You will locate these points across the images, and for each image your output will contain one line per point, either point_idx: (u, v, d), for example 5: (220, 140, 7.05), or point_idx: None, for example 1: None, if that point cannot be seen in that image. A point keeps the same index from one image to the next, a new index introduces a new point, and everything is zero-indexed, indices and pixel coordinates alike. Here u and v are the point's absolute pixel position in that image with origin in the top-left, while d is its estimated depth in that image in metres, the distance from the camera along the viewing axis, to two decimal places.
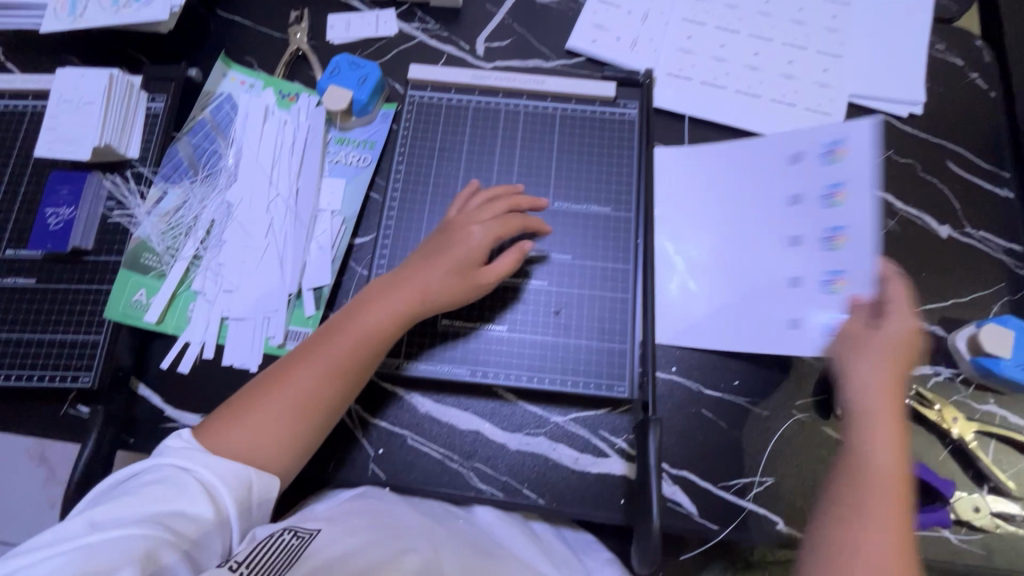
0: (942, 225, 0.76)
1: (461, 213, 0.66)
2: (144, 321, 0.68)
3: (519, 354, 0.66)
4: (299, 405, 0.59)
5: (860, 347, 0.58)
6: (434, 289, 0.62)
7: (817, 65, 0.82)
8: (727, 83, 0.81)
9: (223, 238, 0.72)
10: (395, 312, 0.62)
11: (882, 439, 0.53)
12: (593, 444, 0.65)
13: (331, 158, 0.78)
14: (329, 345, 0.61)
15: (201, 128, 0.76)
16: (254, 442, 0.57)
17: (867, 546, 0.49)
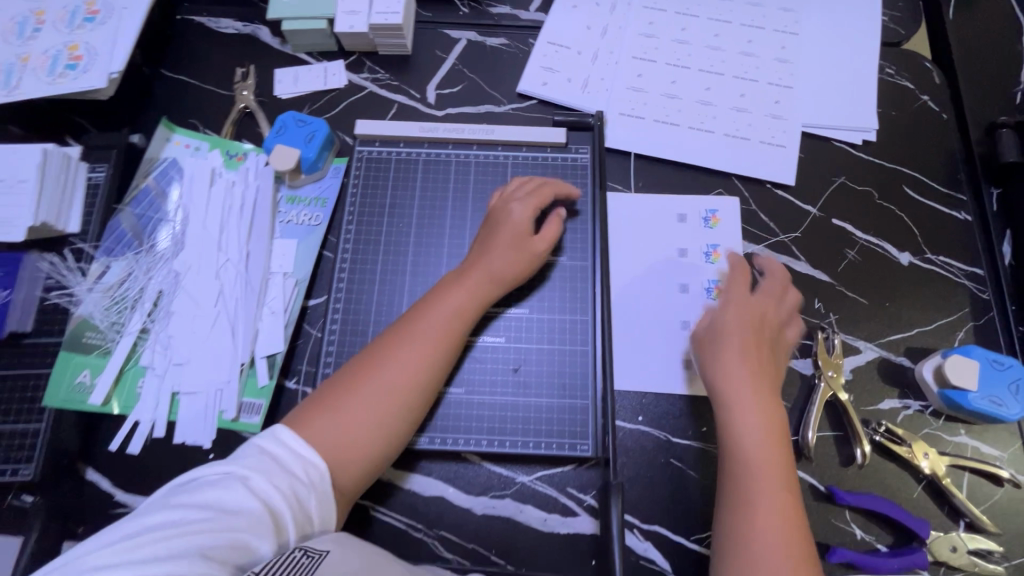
0: (903, 252, 0.75)
1: (506, 199, 0.69)
2: (89, 404, 0.66)
3: (479, 417, 0.63)
4: (391, 390, 0.57)
5: (714, 339, 0.65)
6: (503, 265, 0.64)
7: (769, 96, 0.82)
8: (679, 119, 0.81)
9: (172, 309, 0.70)
10: (467, 292, 0.63)
11: (750, 415, 0.58)
12: (562, 503, 0.62)
13: (282, 218, 0.76)
14: (413, 325, 0.61)
15: (145, 196, 0.74)
16: (348, 425, 0.55)
17: (757, 519, 0.53)
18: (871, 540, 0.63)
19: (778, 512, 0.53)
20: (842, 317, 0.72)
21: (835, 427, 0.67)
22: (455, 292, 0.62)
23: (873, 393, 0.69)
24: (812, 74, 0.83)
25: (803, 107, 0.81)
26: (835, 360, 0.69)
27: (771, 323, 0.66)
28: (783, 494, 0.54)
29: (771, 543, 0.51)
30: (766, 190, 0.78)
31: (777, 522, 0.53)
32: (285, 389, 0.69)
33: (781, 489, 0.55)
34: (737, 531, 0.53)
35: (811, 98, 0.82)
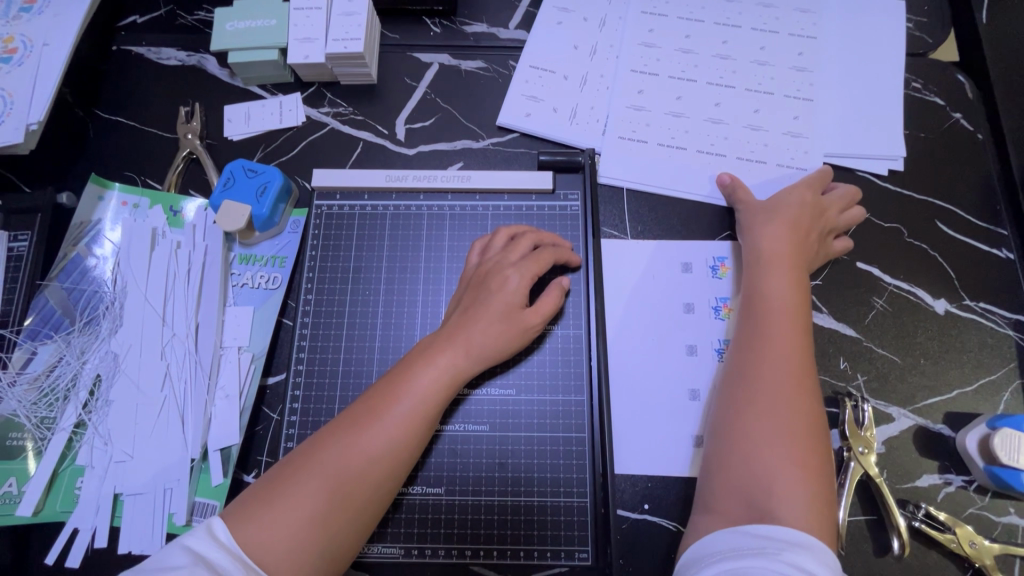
0: (938, 298, 0.66)
1: (499, 254, 0.60)
2: (17, 516, 0.58)
3: (462, 523, 0.56)
4: (338, 482, 0.48)
5: (754, 227, 0.62)
6: (485, 341, 0.55)
7: (784, 119, 0.72)
8: (684, 151, 0.70)
9: (111, 397, 0.62)
10: (443, 370, 0.53)
11: (779, 315, 0.55)
12: None
13: (236, 282, 0.67)
14: (373, 409, 0.51)
15: (75, 266, 0.65)
16: (282, 526, 0.46)
17: (762, 422, 0.49)
18: None
19: (793, 422, 0.49)
20: (870, 379, 0.63)
21: (867, 510, 0.59)
22: (425, 372, 0.53)
23: (908, 468, 0.60)
24: (832, 93, 0.73)
25: (824, 131, 0.71)
26: (866, 435, 0.60)
27: (817, 191, 0.65)
28: (797, 398, 0.50)
29: (777, 447, 0.48)
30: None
31: (787, 431, 0.48)
32: (244, 484, 0.61)
33: (798, 393, 0.50)
34: (744, 433, 0.49)
35: (832, 121, 0.72)
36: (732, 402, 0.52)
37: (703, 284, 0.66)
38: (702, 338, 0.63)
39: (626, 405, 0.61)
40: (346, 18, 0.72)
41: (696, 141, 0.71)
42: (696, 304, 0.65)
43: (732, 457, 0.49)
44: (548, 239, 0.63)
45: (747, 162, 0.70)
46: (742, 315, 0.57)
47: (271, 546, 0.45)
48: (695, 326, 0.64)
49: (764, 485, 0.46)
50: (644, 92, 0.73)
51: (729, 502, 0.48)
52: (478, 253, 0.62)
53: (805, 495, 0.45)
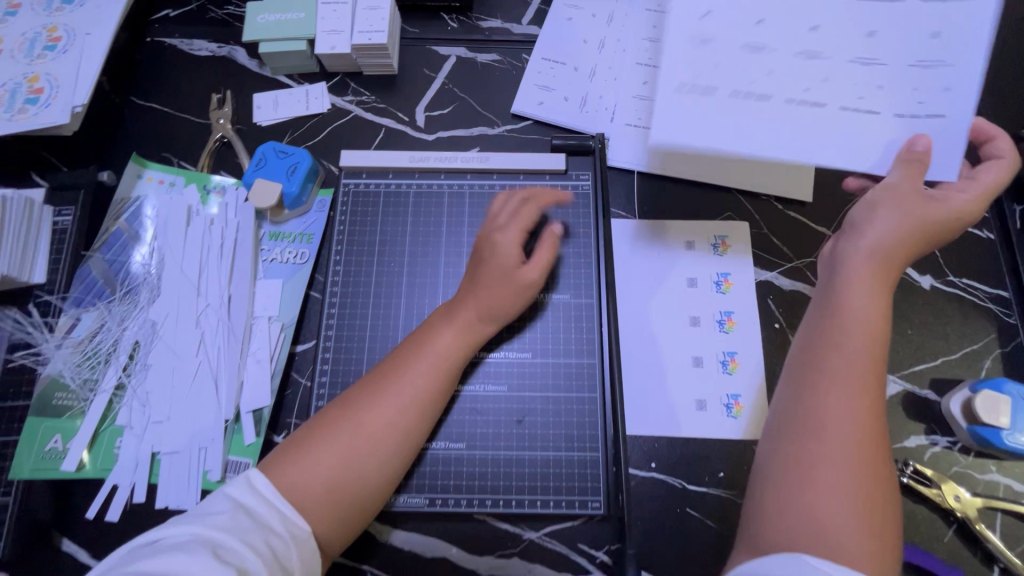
0: (925, 275, 0.71)
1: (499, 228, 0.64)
2: (61, 471, 0.61)
3: (481, 475, 0.60)
4: (364, 435, 0.52)
5: (866, 222, 0.54)
6: (495, 306, 0.59)
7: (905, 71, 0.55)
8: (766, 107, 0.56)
9: (149, 361, 0.65)
10: (460, 333, 0.58)
11: (871, 351, 0.49)
12: (573, 561, 0.60)
13: (266, 257, 0.71)
14: (395, 373, 0.55)
15: (116, 240, 0.68)
16: (312, 477, 0.49)
17: (840, 466, 0.45)
18: None
19: (869, 473, 0.45)
20: None
21: None
22: (443, 337, 0.57)
23: (897, 430, 0.65)
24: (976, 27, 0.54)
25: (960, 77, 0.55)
26: None
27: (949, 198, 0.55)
28: (875, 409, 0.47)
29: (848, 460, 0.45)
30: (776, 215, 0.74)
31: (859, 480, 0.44)
32: (274, 444, 0.65)
33: (876, 405, 0.47)
34: (816, 440, 0.46)
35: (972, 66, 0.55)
36: (801, 409, 0.48)
37: (704, 261, 0.71)
38: (703, 309, 0.69)
39: (633, 370, 0.66)
40: (371, 12, 0.77)
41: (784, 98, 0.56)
42: (699, 279, 0.69)
43: (794, 491, 0.45)
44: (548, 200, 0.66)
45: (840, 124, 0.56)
46: (820, 330, 0.51)
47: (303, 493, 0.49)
48: (696, 299, 0.69)
49: (820, 526, 0.43)
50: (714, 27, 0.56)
51: (780, 530, 0.44)
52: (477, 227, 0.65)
53: (865, 546, 0.42)
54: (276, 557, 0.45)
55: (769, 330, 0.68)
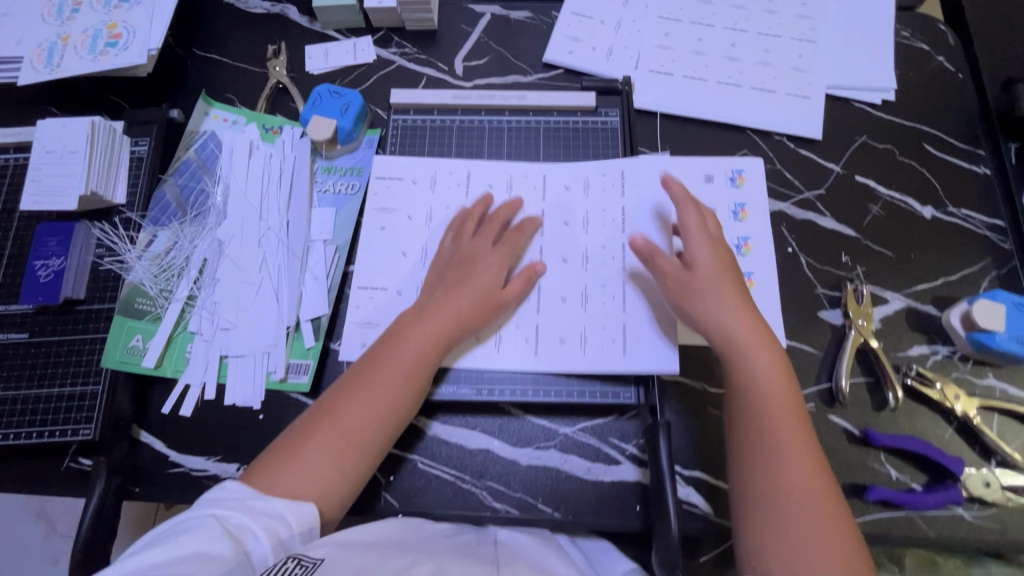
0: (926, 206, 0.77)
1: (458, 232, 0.69)
2: (142, 366, 0.67)
3: (526, 371, 0.67)
4: (350, 436, 0.57)
5: (750, 359, 0.59)
6: (468, 312, 0.64)
7: (611, 230, 0.70)
8: (610, 316, 0.67)
9: (217, 276, 0.72)
10: (429, 338, 0.62)
11: (779, 410, 0.57)
12: (605, 453, 0.66)
13: (320, 188, 0.78)
14: (365, 382, 0.59)
15: (187, 168, 0.76)
16: (307, 477, 0.54)
17: (803, 513, 0.52)
18: (905, 479, 0.65)
19: (820, 499, 0.52)
20: (869, 270, 0.74)
21: (867, 373, 0.69)
22: (412, 340, 0.62)
23: (902, 340, 0.71)
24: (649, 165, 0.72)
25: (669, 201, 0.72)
26: (865, 309, 0.71)
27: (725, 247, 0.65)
28: (812, 457, 0.55)
29: (815, 517, 0.52)
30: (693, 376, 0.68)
31: (824, 530, 0.51)
32: (331, 350, 0.71)
33: (804, 445, 0.55)
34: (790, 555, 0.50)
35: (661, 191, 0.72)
36: (761, 475, 0.54)
37: (723, 192, 0.77)
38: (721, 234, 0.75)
39: None
40: None
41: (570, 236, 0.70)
42: (718, 208, 0.76)
43: (771, 540, 0.51)
44: (506, 212, 0.70)
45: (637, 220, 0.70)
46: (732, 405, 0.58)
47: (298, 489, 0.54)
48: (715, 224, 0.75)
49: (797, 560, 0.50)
50: (445, 174, 0.74)
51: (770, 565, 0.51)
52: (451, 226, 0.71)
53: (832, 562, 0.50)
54: (268, 519, 0.50)
55: (782, 254, 0.75)
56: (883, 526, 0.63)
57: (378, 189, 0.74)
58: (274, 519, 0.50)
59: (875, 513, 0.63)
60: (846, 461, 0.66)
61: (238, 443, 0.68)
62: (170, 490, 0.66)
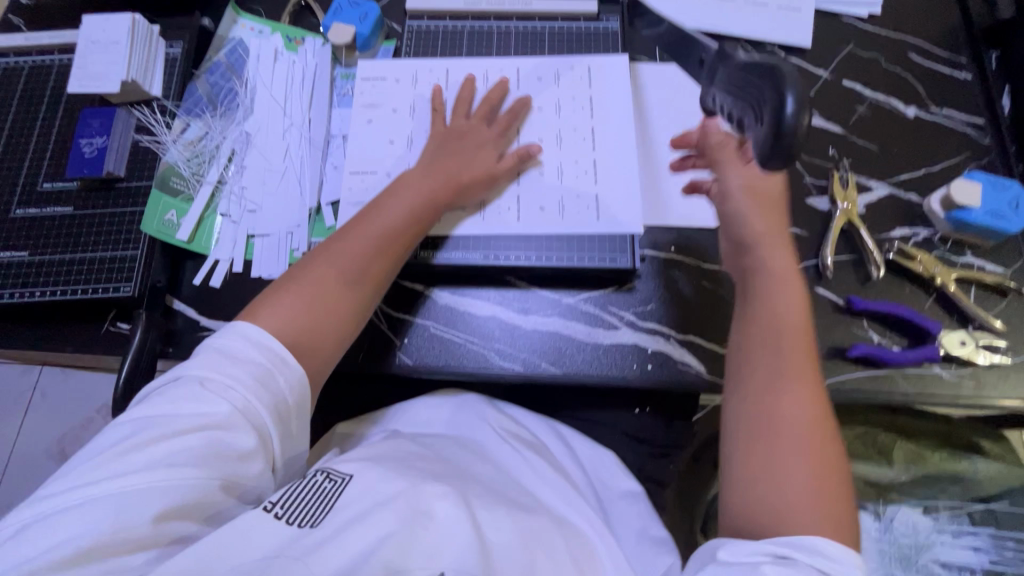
0: (909, 106, 0.82)
1: (453, 113, 0.75)
2: (176, 238, 0.73)
3: (526, 238, 0.72)
4: (362, 251, 0.62)
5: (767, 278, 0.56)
6: (461, 172, 0.69)
7: (584, 117, 0.76)
8: (582, 185, 0.73)
9: (245, 164, 0.78)
10: (438, 185, 0.68)
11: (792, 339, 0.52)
12: (604, 319, 0.71)
13: (339, 91, 0.83)
14: (361, 227, 0.63)
15: (217, 68, 0.81)
16: (321, 283, 0.58)
17: (786, 462, 0.46)
18: (886, 344, 0.69)
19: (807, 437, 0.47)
20: (855, 161, 0.78)
21: (850, 251, 0.74)
22: (407, 193, 0.66)
23: (885, 223, 0.75)
24: (610, 69, 0.78)
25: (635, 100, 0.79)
26: (850, 194, 0.75)
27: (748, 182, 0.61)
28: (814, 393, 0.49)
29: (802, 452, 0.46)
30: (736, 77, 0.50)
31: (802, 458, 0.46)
32: None
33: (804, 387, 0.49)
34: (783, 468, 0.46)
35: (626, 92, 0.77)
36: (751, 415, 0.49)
37: None
38: None
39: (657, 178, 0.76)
40: None
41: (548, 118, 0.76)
42: None
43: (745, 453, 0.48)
44: (494, 93, 0.75)
45: (604, 108, 0.76)
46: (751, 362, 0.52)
47: (312, 292, 0.58)
48: None
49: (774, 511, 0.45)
50: (426, 71, 0.80)
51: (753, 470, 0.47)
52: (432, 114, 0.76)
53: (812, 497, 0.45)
54: (270, 395, 0.51)
55: None
56: (863, 383, 0.67)
57: (364, 89, 0.80)
58: (275, 395, 0.51)
59: (856, 372, 0.68)
60: (830, 327, 0.70)
61: None
62: None
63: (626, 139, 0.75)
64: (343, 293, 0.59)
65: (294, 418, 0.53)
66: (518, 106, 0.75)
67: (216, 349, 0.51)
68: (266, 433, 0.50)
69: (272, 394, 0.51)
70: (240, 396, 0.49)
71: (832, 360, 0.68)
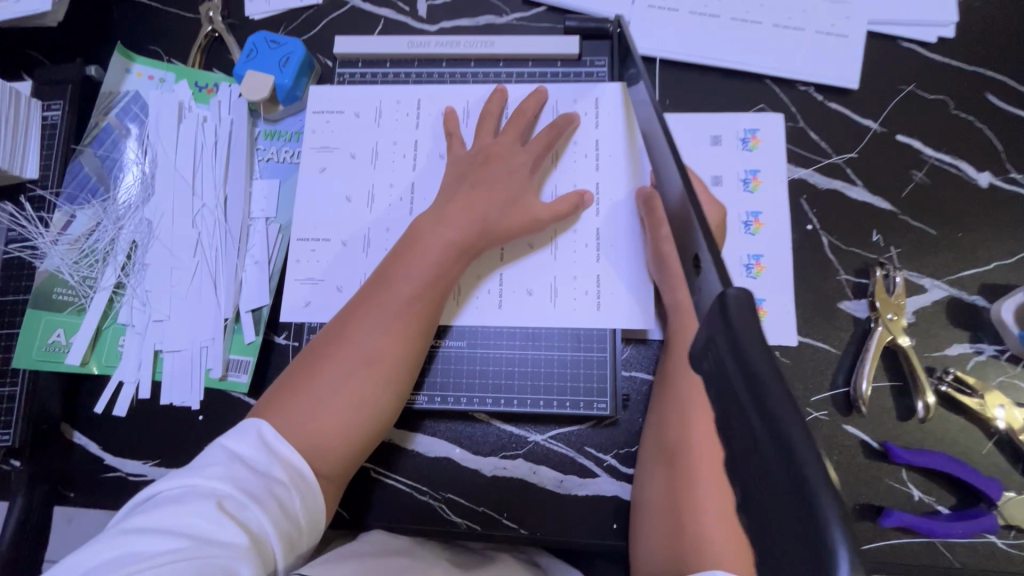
0: (982, 171, 0.63)
1: (476, 133, 0.61)
2: (66, 364, 0.61)
3: (512, 329, 0.59)
4: (401, 305, 0.51)
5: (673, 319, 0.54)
6: (495, 218, 0.56)
7: (589, 170, 0.61)
8: (582, 264, 0.59)
9: (147, 261, 0.64)
10: (477, 211, 0.55)
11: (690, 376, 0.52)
12: (579, 464, 0.58)
13: (261, 156, 0.68)
14: (376, 307, 0.51)
15: (108, 135, 0.66)
16: (362, 345, 0.49)
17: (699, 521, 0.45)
18: (930, 501, 0.56)
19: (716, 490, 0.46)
20: (903, 251, 0.62)
21: (893, 376, 0.58)
22: (430, 250, 0.53)
23: (938, 337, 0.59)
24: (626, 109, 0.62)
25: (630, 171, 0.61)
26: (897, 301, 0.59)
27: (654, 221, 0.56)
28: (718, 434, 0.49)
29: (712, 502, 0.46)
30: (720, 312, 0.27)
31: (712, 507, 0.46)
32: (274, 344, 0.63)
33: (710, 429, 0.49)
34: (695, 514, 0.46)
35: (621, 168, 0.61)
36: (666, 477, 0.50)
37: (731, 157, 0.65)
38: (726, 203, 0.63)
39: None
40: None
41: (574, 159, 0.62)
42: (724, 176, 0.64)
43: (667, 515, 0.48)
44: (529, 106, 0.61)
45: (613, 155, 0.61)
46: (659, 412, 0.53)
47: (342, 361, 0.48)
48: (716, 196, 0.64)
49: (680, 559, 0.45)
50: (393, 103, 0.65)
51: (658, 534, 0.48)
52: (455, 128, 0.62)
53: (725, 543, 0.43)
54: (284, 519, 0.40)
55: (800, 232, 0.63)
56: (897, 553, 0.55)
57: (317, 124, 0.64)
58: (289, 520, 0.41)
59: (889, 537, 0.55)
60: (860, 478, 0.56)
61: (180, 447, 0.62)
62: (107, 496, 0.61)
63: (616, 236, 0.60)
64: (378, 365, 0.49)
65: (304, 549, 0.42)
66: (563, 120, 0.60)
67: (233, 457, 0.42)
68: (271, 574, 0.39)
69: (287, 511, 0.41)
70: (256, 521, 0.38)
71: (858, 522, 0.55)
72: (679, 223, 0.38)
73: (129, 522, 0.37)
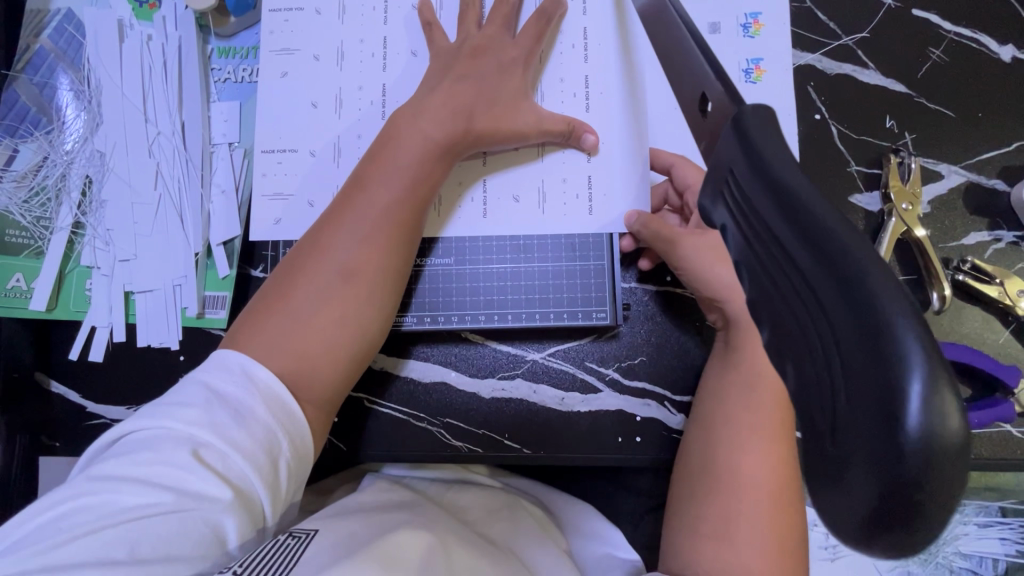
0: (1005, 45, 0.58)
1: (459, 24, 0.55)
2: (31, 310, 0.58)
3: (502, 241, 0.56)
4: (379, 212, 0.47)
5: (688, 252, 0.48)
6: (476, 117, 0.51)
7: (577, 62, 0.56)
8: (574, 167, 0.55)
9: (104, 197, 0.59)
10: (453, 112, 0.50)
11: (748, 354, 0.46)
12: (581, 380, 0.56)
13: (216, 76, 0.61)
14: (353, 216, 0.47)
15: (43, 60, 0.60)
16: (339, 256, 0.45)
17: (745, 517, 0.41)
18: None
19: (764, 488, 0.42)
20: (918, 137, 0.57)
21: (906, 269, 0.55)
22: (406, 152, 0.49)
23: (954, 226, 0.56)
24: None
25: (622, 62, 0.56)
26: (912, 190, 0.55)
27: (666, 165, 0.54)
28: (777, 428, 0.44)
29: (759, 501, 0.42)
30: (736, 134, 0.23)
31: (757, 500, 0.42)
32: (252, 278, 0.60)
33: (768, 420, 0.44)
34: (737, 501, 0.42)
35: (613, 59, 0.56)
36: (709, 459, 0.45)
37: (732, 43, 0.59)
38: None
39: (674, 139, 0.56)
40: None
41: (562, 53, 0.56)
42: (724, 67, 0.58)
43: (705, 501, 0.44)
44: None
45: (603, 45, 0.56)
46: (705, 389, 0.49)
47: (320, 273, 0.45)
48: None
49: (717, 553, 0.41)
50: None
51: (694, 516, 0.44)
52: (429, 23, 0.55)
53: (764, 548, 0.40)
54: (269, 465, 0.37)
55: (808, 123, 0.58)
56: None
57: (275, 27, 0.58)
58: (277, 463, 0.38)
59: None
60: None
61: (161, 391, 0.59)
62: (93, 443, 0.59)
63: (609, 134, 0.55)
64: (359, 277, 0.45)
65: (297, 485, 0.40)
66: (551, 4, 0.54)
67: (210, 397, 0.37)
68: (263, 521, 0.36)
69: (273, 456, 0.37)
70: (238, 470, 0.35)
71: None
72: (685, 78, 0.34)
73: (101, 468, 0.35)
